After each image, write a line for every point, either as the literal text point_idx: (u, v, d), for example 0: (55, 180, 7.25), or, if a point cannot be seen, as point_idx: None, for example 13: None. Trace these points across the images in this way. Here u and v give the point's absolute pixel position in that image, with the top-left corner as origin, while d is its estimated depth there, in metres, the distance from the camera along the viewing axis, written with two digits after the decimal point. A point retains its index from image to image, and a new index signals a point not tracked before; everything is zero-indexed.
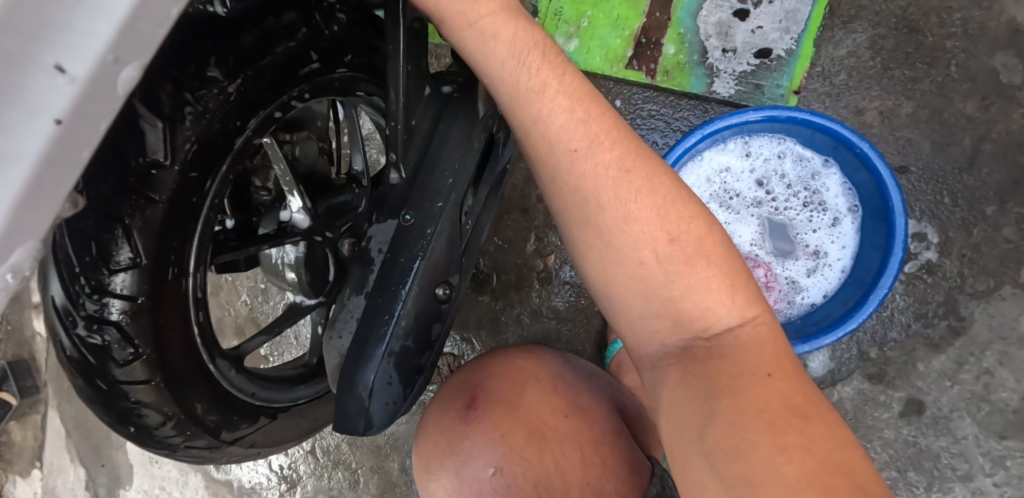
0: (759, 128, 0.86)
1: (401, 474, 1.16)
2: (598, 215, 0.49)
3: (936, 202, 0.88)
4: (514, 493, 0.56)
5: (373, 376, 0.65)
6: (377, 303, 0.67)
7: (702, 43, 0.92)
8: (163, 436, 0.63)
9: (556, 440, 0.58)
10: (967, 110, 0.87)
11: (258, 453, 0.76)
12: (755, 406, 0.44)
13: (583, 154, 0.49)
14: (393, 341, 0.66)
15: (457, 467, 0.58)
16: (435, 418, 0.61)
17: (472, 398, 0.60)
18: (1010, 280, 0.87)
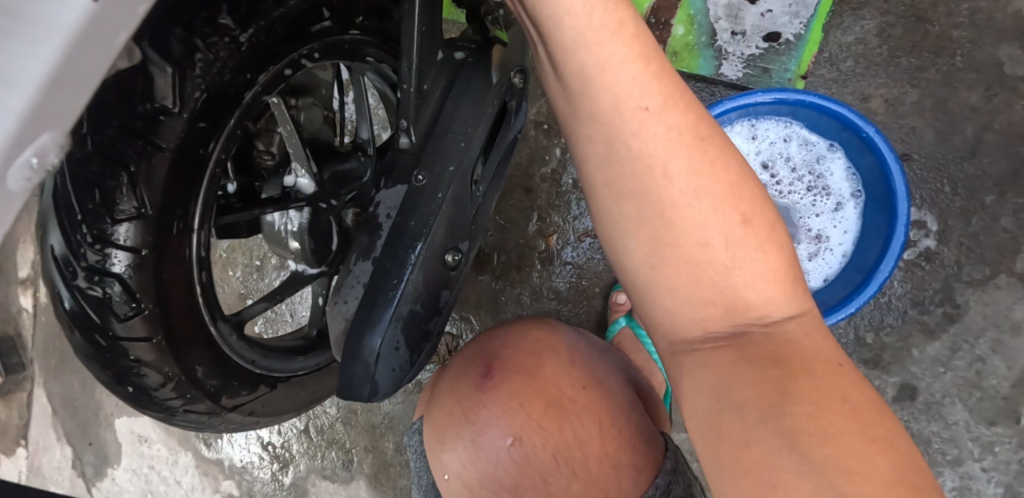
0: (765, 111, 0.86)
1: (395, 454, 1.16)
2: (664, 190, 0.45)
3: (936, 191, 0.90)
4: (533, 463, 0.57)
5: (380, 341, 0.65)
6: (386, 267, 0.66)
7: (711, 25, 0.91)
8: (162, 398, 0.63)
9: (567, 411, 0.58)
10: (970, 100, 0.88)
11: (257, 422, 0.75)
12: (838, 394, 0.42)
13: (652, 117, 0.45)
14: (401, 306, 0.65)
15: (473, 436, 0.59)
16: (452, 386, 0.62)
17: (488, 367, 0.61)
18: (1006, 269, 0.88)
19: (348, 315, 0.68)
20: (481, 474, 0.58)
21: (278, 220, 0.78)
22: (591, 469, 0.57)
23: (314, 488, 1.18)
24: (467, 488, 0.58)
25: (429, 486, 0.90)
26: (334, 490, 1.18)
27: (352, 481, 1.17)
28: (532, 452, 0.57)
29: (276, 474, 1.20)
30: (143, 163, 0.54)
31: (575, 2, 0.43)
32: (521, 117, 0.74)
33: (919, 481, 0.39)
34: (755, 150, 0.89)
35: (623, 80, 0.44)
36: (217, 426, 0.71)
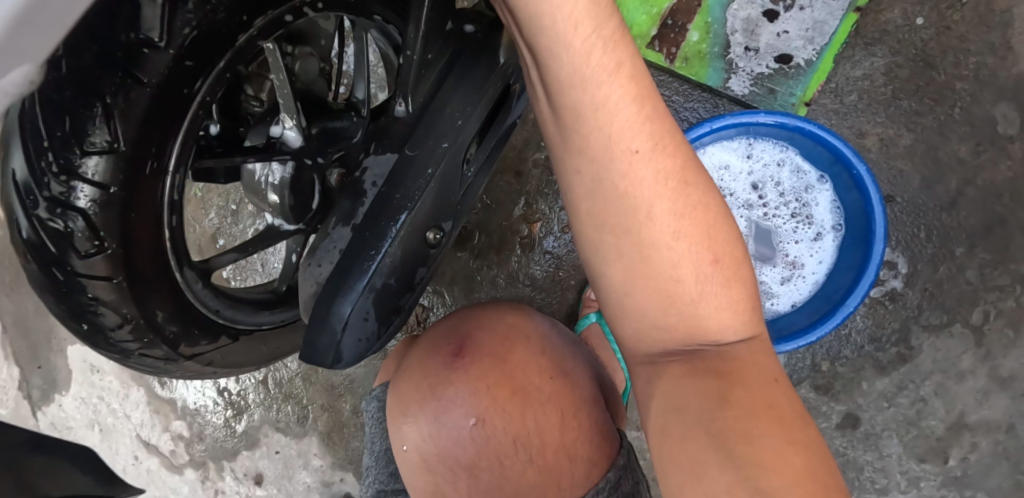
0: (765, 132, 0.87)
1: (351, 415, 1.17)
2: (644, 226, 0.46)
3: (911, 235, 0.92)
4: (491, 445, 0.56)
5: (349, 309, 0.63)
6: (365, 236, 0.64)
7: (726, 36, 0.91)
8: (118, 339, 0.61)
9: (531, 401, 0.57)
10: (959, 153, 0.90)
11: (217, 371, 0.74)
12: (766, 401, 0.44)
13: (643, 159, 0.46)
14: (375, 278, 0.64)
15: (435, 413, 0.57)
16: (421, 359, 0.61)
17: (459, 346, 0.59)
18: (961, 319, 0.92)
19: (320, 279, 0.66)
20: (437, 450, 0.57)
21: (258, 171, 0.76)
22: (546, 459, 0.56)
23: (268, 438, 1.22)
24: (424, 463, 0.58)
25: (382, 454, 0.91)
26: (286, 443, 1.21)
27: (305, 436, 1.20)
28: (490, 438, 0.56)
29: (229, 421, 1.25)
30: (122, 95, 0.51)
31: (575, 37, 0.43)
32: (521, 106, 0.71)
33: (826, 481, 0.41)
34: (749, 166, 0.90)
35: (616, 122, 0.45)
36: (175, 373, 0.70)
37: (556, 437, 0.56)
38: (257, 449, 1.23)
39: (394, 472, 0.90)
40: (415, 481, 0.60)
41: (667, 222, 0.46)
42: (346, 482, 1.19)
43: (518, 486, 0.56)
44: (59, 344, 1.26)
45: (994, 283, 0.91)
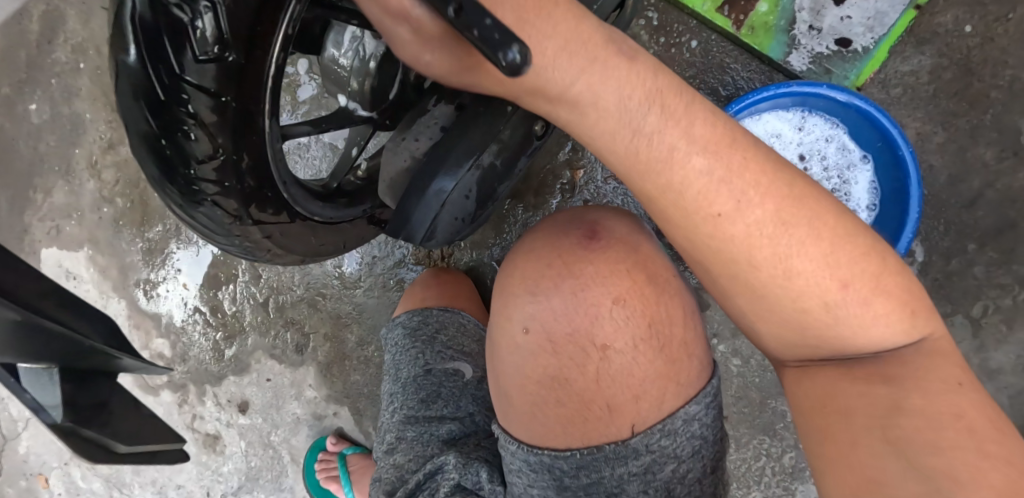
0: (820, 105, 0.92)
1: (355, 347, 1.14)
2: (759, 269, 0.54)
3: (930, 227, 0.99)
4: (631, 325, 0.57)
5: (453, 184, 0.63)
6: (479, 112, 0.63)
7: (794, 12, 0.95)
8: (199, 176, 0.57)
9: (660, 293, 0.58)
10: (985, 157, 0.96)
11: (267, 253, 0.68)
12: (950, 411, 0.49)
13: (727, 219, 0.54)
14: (483, 156, 0.63)
15: (568, 291, 0.58)
16: (546, 244, 0.62)
17: (586, 234, 0.61)
18: (963, 312, 0.99)
19: (415, 154, 0.65)
20: (562, 330, 0.57)
21: (345, 54, 0.73)
22: (667, 352, 0.57)
23: (260, 365, 1.19)
24: (542, 344, 0.58)
25: (411, 381, 0.91)
26: (279, 371, 1.18)
27: (301, 366, 1.17)
28: (621, 322, 0.57)
29: (219, 343, 1.20)
30: None
31: (612, 103, 0.54)
32: (621, 27, 0.74)
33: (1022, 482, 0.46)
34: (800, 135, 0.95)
35: (696, 178, 0.54)
36: (227, 244, 0.65)
37: (680, 335, 0.58)
38: (246, 375, 1.20)
39: (424, 399, 0.88)
40: (523, 372, 0.58)
41: (757, 229, 0.53)
42: (339, 417, 1.17)
43: (642, 374, 0.56)
44: (33, 246, 1.24)
45: (997, 281, 0.98)
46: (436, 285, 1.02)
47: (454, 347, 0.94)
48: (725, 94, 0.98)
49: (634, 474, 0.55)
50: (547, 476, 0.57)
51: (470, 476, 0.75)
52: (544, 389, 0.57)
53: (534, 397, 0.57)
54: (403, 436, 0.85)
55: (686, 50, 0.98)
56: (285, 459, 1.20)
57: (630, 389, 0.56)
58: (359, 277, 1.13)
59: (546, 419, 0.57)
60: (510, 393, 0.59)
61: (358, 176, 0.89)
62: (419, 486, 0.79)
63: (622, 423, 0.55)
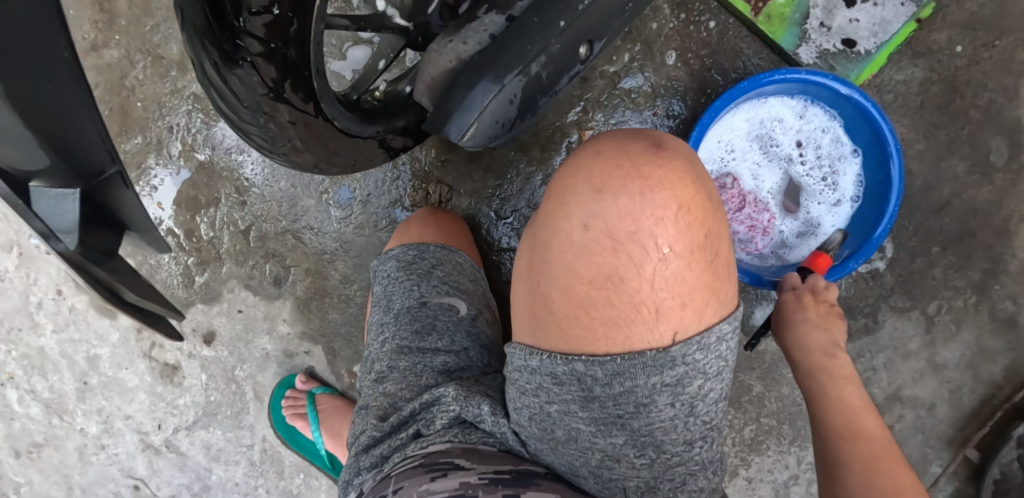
0: (821, 96, 0.99)
1: (337, 286, 1.12)
2: (823, 366, 0.79)
3: (901, 227, 1.06)
4: (690, 236, 0.57)
5: (497, 88, 0.61)
6: (532, 21, 0.63)
7: (808, 8, 1.02)
8: (247, 29, 0.56)
9: (717, 210, 0.59)
10: (957, 169, 1.05)
11: (285, 145, 0.66)
12: (873, 447, 0.69)
13: (813, 320, 0.82)
14: (533, 64, 0.63)
15: (636, 192, 0.57)
16: (611, 148, 0.60)
17: (653, 143, 0.61)
18: (920, 309, 1.07)
19: (462, 56, 0.63)
20: (623, 231, 0.57)
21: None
22: (713, 268, 0.58)
23: (233, 295, 1.15)
24: (598, 243, 0.57)
25: (404, 311, 0.90)
26: (253, 303, 1.14)
27: (277, 300, 1.14)
28: (682, 229, 0.57)
29: (191, 268, 1.15)
30: None
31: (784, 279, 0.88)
32: None
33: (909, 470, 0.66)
34: (795, 115, 1.01)
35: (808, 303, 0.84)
36: (247, 122, 0.62)
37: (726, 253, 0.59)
38: (217, 305, 1.16)
39: (418, 331, 0.88)
40: (571, 270, 0.58)
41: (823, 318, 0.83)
42: (311, 356, 1.15)
43: (691, 285, 0.57)
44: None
45: (952, 283, 1.06)
46: (434, 222, 1.01)
47: (450, 283, 0.94)
48: (734, 77, 1.05)
49: (666, 385, 0.57)
50: (577, 386, 0.59)
51: (471, 409, 0.74)
52: (592, 290, 0.57)
53: (580, 297, 0.58)
54: (395, 366, 0.84)
55: (704, 29, 1.04)
56: (249, 395, 1.17)
57: (679, 298, 0.57)
58: (349, 214, 1.11)
59: (588, 320, 0.57)
60: (550, 293, 0.59)
61: (376, 97, 0.87)
62: (412, 415, 0.78)
63: (665, 330, 0.57)
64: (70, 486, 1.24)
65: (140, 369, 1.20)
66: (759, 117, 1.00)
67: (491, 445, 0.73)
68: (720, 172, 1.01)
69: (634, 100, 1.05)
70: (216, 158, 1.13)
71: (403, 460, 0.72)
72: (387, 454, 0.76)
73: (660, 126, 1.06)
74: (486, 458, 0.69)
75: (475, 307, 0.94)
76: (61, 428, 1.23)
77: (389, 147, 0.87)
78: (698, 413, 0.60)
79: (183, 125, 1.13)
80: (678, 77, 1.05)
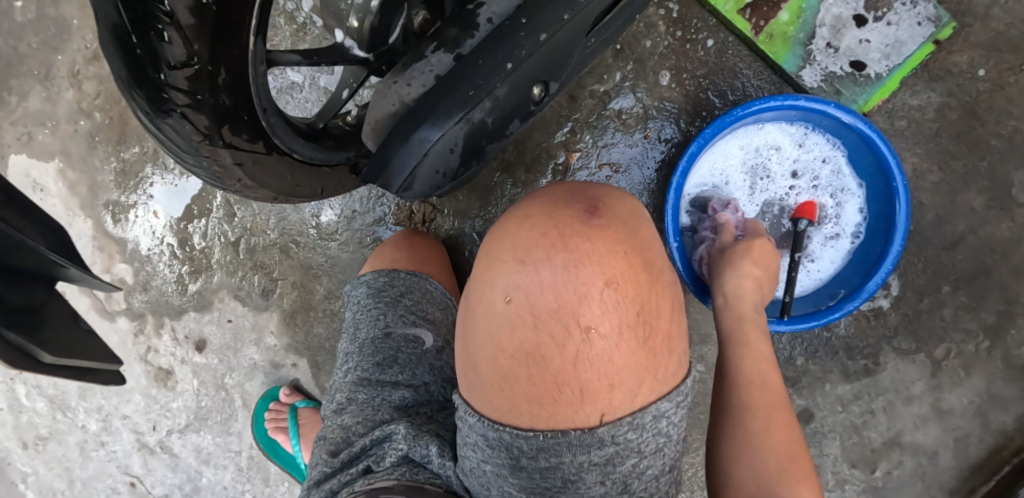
0: (822, 124, 0.93)
1: (322, 300, 1.12)
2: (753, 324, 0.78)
3: (909, 263, 0.99)
4: (618, 313, 0.54)
5: (437, 137, 0.60)
6: (477, 65, 0.60)
7: (814, 27, 0.95)
8: (170, 84, 0.54)
9: (652, 281, 0.56)
10: (974, 203, 0.97)
11: (235, 182, 0.65)
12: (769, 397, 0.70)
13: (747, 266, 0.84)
14: (474, 111, 0.61)
15: (561, 266, 0.55)
16: (539, 216, 0.58)
17: (584, 209, 0.58)
18: (926, 351, 1.00)
19: (404, 100, 0.61)
20: (547, 305, 0.55)
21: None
22: (645, 342, 0.55)
23: (223, 304, 1.16)
24: (522, 317, 0.55)
25: (368, 341, 0.90)
26: (242, 313, 1.15)
27: (265, 311, 1.14)
28: (610, 306, 0.54)
29: (184, 277, 1.17)
30: None
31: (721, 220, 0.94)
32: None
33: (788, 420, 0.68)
34: (790, 145, 0.96)
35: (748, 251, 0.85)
36: (193, 165, 0.62)
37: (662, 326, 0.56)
38: (208, 313, 1.17)
39: (379, 363, 0.88)
40: (497, 343, 0.56)
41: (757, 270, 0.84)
42: (297, 368, 1.15)
43: (621, 363, 0.54)
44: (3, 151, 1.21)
45: (963, 326, 0.99)
46: (408, 248, 1.00)
47: (417, 312, 0.93)
48: (731, 99, 0.99)
49: (595, 463, 0.54)
50: (504, 454, 0.55)
51: (418, 450, 0.75)
52: (516, 365, 0.55)
53: (504, 372, 0.55)
54: (353, 397, 0.84)
55: (701, 48, 0.99)
56: (237, 403, 1.19)
57: (607, 376, 0.54)
58: (335, 229, 1.10)
59: (512, 396, 0.55)
60: (478, 364, 0.57)
61: (347, 122, 0.86)
62: (365, 450, 0.79)
63: (591, 410, 0.54)
64: (72, 479, 1.28)
65: (136, 371, 1.22)
66: (753, 145, 0.95)
67: (437, 487, 0.73)
68: (709, 200, 0.97)
69: (625, 123, 1.01)
70: None
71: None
72: (336, 489, 0.77)
73: (652, 151, 1.01)
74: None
75: (442, 337, 0.93)
76: (64, 423, 1.27)
77: (361, 170, 0.85)
78: (634, 489, 0.56)
79: None
80: (671, 97, 1.00)
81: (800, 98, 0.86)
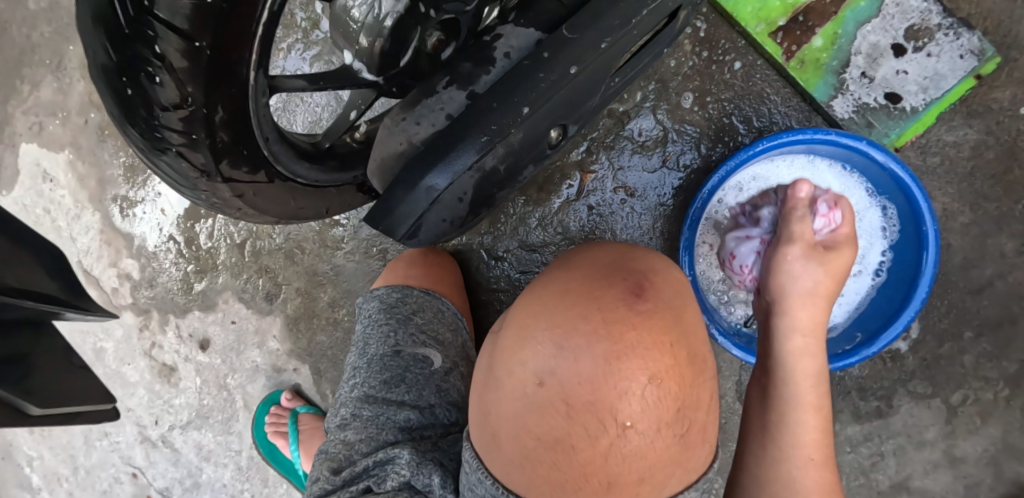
0: (852, 160, 0.89)
1: (326, 308, 1.11)
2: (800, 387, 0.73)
3: (932, 305, 0.96)
4: (659, 411, 0.48)
5: (445, 183, 0.54)
6: (489, 107, 0.54)
7: (849, 54, 0.90)
8: (163, 125, 0.50)
9: (698, 372, 0.50)
10: (1004, 247, 0.93)
11: (238, 211, 0.64)
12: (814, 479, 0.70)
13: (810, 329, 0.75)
14: (488, 157, 0.54)
15: (602, 356, 0.48)
16: (583, 296, 0.51)
17: (630, 286, 0.51)
18: (943, 397, 0.97)
19: (412, 140, 0.56)
20: (581, 398, 0.48)
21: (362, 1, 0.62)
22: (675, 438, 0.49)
23: (227, 305, 1.15)
24: (552, 402, 0.49)
25: (377, 359, 0.86)
26: (245, 316, 1.14)
27: (269, 315, 1.13)
28: (651, 405, 0.48)
29: (190, 276, 1.17)
30: None
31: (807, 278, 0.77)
32: (671, 35, 0.65)
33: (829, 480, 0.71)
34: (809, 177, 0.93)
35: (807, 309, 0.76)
36: (193, 194, 0.59)
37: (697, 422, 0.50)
38: (212, 313, 1.16)
39: (387, 381, 0.84)
40: (520, 422, 0.50)
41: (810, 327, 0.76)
42: (298, 373, 1.14)
43: (656, 458, 0.48)
44: (14, 140, 1.20)
45: (983, 373, 0.96)
46: (422, 265, 0.98)
47: (427, 332, 0.90)
48: (757, 125, 0.95)
49: None
50: None
51: (421, 478, 0.71)
52: (540, 450, 0.49)
53: (525, 454, 0.50)
54: (358, 414, 0.81)
55: (728, 70, 0.94)
56: (238, 404, 1.18)
57: (640, 470, 0.48)
58: (342, 237, 1.08)
59: (533, 478, 0.50)
60: (496, 435, 0.51)
61: (356, 139, 0.81)
62: (366, 471, 0.74)
63: None
64: (76, 466, 1.29)
65: (140, 366, 1.22)
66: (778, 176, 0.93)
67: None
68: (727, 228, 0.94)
69: (643, 146, 0.97)
70: None
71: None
72: None
73: (671, 175, 0.97)
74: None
75: (451, 360, 0.89)
76: None
77: (367, 190, 0.83)
78: None
79: None
80: (693, 120, 0.95)
81: (830, 133, 0.83)
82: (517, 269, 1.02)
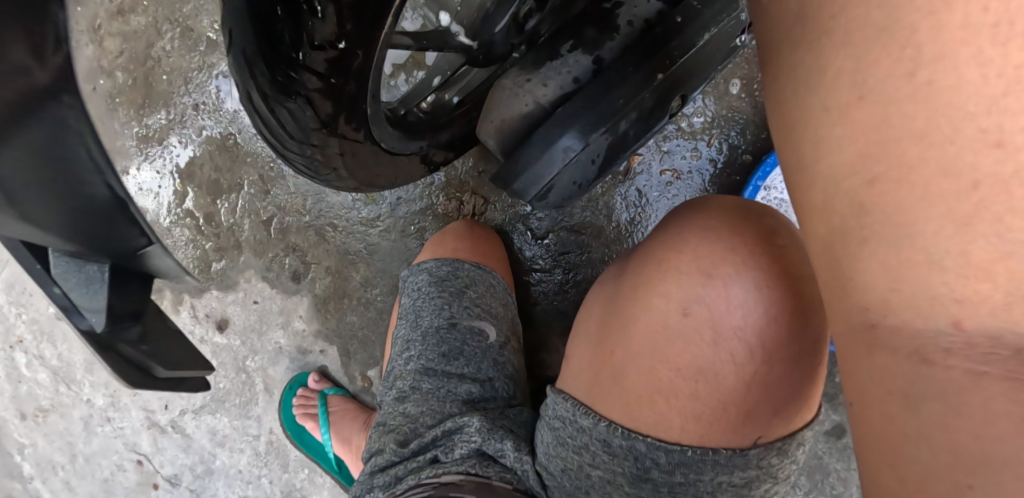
0: None
1: (357, 288, 1.08)
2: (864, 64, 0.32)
3: None
4: (790, 341, 0.58)
5: (584, 147, 0.59)
6: (626, 73, 0.58)
7: None
8: (307, 63, 0.48)
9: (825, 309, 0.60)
10: None
11: (329, 174, 0.61)
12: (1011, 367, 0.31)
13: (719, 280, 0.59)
14: (620, 122, 0.59)
15: (747, 290, 0.59)
16: (815, 51, 0.34)
17: (862, 96, 0.32)
18: None
19: (538, 101, 0.61)
20: (723, 329, 0.59)
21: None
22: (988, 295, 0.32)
23: (249, 284, 1.11)
24: (691, 334, 0.59)
25: (433, 331, 0.86)
26: (270, 295, 1.10)
27: (295, 295, 1.10)
28: (783, 336, 0.58)
29: (209, 254, 1.11)
30: None
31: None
32: None
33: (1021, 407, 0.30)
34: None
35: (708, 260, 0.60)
36: (291, 150, 0.56)
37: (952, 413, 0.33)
38: (232, 292, 1.12)
39: (445, 353, 0.85)
40: (659, 354, 0.60)
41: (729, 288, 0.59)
42: (324, 355, 1.11)
43: (781, 391, 0.58)
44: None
45: None
46: (470, 239, 0.96)
47: (481, 306, 0.90)
48: None
49: (731, 484, 0.59)
50: (632, 461, 0.60)
51: (492, 443, 0.71)
52: (680, 381, 0.59)
53: (662, 387, 0.60)
54: (418, 386, 0.81)
55: None
56: (258, 387, 1.14)
57: (771, 405, 0.58)
58: (377, 215, 1.06)
59: (666, 410, 0.59)
60: (630, 372, 0.61)
61: (422, 109, 0.80)
62: (433, 442, 0.74)
63: (745, 433, 0.59)
64: (74, 454, 1.21)
65: None
66: None
67: (505, 481, 0.68)
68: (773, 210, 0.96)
69: (691, 131, 0.98)
70: (240, 141, 1.07)
71: (417, 486, 0.68)
72: (402, 475, 0.73)
73: (716, 160, 0.98)
74: (498, 496, 0.64)
75: (505, 335, 0.90)
76: (68, 395, 1.20)
77: (431, 161, 0.81)
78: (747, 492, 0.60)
79: (209, 103, 1.08)
80: (741, 108, 0.97)
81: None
82: (559, 251, 1.02)
